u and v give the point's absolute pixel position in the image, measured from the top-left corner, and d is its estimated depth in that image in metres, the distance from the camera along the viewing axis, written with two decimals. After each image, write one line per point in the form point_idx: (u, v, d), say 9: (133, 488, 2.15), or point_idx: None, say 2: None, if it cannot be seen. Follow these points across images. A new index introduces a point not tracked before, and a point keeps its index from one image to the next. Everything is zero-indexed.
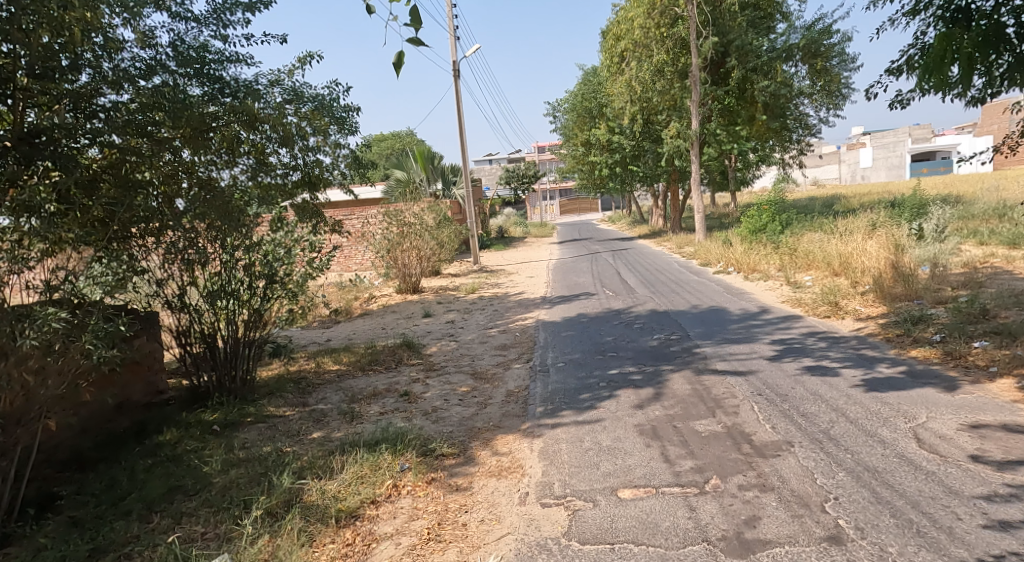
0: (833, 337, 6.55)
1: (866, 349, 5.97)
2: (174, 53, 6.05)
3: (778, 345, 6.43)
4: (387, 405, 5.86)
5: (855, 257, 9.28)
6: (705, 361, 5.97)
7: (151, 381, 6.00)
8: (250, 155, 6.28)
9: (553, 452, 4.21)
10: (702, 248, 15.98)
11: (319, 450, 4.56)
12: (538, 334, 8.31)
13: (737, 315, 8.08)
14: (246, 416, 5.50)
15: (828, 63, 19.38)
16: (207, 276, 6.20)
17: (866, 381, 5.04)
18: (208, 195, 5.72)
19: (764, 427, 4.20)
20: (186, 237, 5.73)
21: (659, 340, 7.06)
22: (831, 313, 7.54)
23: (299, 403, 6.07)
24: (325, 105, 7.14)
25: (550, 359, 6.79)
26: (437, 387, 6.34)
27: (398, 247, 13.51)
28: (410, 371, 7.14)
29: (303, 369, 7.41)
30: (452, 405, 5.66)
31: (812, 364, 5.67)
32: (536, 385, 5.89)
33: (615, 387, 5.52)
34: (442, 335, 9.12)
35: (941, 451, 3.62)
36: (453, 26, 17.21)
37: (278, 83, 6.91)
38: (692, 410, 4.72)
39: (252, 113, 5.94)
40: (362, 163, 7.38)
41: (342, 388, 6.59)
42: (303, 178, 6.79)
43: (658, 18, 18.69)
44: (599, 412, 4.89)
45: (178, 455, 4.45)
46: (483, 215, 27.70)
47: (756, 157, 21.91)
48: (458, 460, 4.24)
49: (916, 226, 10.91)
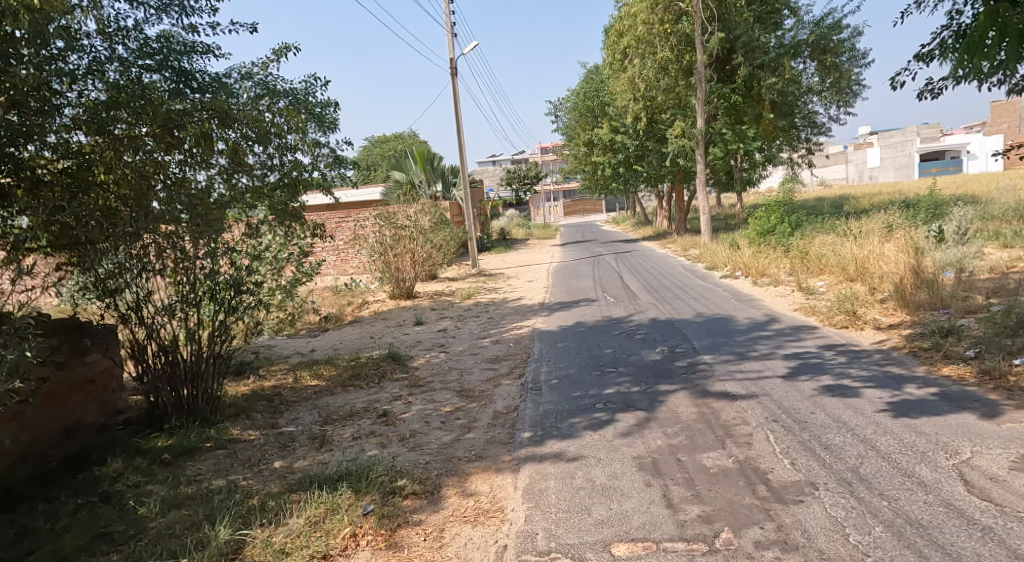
0: (854, 351, 5.98)
1: (892, 365, 5.41)
2: (134, 45, 5.73)
3: (793, 361, 5.86)
4: (362, 428, 5.31)
5: (871, 263, 8.75)
6: (712, 380, 5.41)
7: (107, 401, 5.48)
8: (224, 155, 5.68)
9: (539, 492, 3.68)
10: (707, 251, 15.41)
11: (276, 486, 4.02)
12: (533, 345, 7.77)
13: (745, 325, 7.50)
14: (205, 441, 4.96)
15: (838, 59, 18.77)
16: (176, 286, 5.62)
17: (895, 405, 4.47)
18: (192, 203, 5.25)
19: (780, 463, 3.64)
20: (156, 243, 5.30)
21: (661, 353, 6.50)
22: (849, 323, 6.95)
23: (267, 425, 5.53)
24: (301, 100, 6.66)
25: (543, 375, 6.23)
26: (419, 406, 5.79)
27: (391, 251, 12.93)
28: (393, 387, 6.58)
29: (279, 386, 6.82)
30: (433, 429, 5.11)
31: (831, 384, 5.10)
32: (525, 406, 5.34)
33: (613, 410, 4.95)
34: (432, 345, 8.57)
35: (995, 498, 3.06)
36: (450, 23, 16.76)
37: (248, 76, 6.42)
38: (700, 439, 4.17)
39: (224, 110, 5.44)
40: (345, 162, 6.83)
41: (317, 407, 6.05)
42: (283, 180, 6.27)
43: (662, 14, 18.11)
44: (594, 441, 4.34)
45: (116, 491, 3.91)
46: (485, 216, 27.15)
47: (763, 158, 21.28)
48: (430, 502, 3.71)
49: (936, 227, 10.32)
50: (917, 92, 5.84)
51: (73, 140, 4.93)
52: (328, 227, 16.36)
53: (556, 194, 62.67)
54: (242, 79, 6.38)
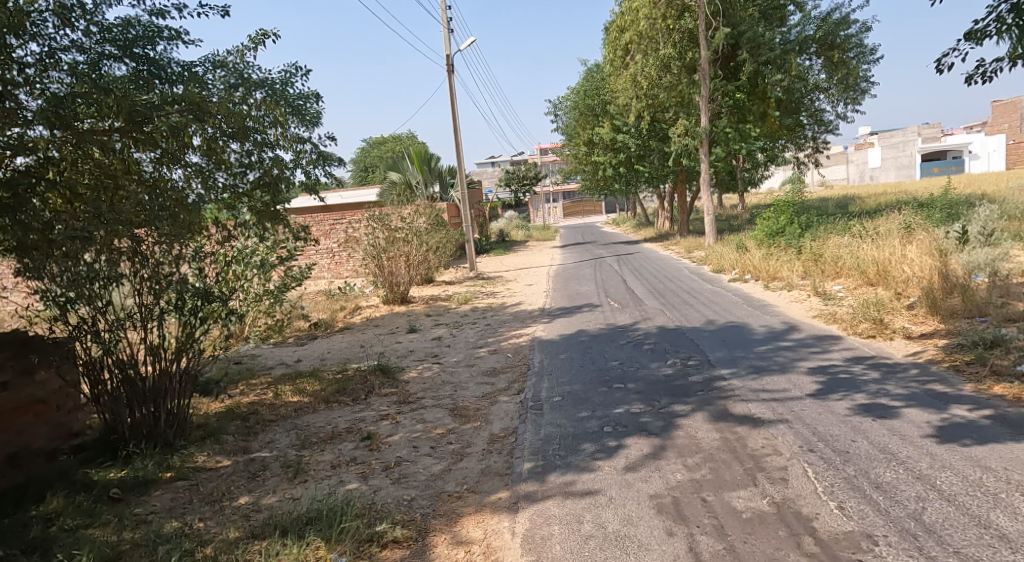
0: (887, 365, 5.42)
1: (932, 383, 4.85)
2: (96, 29, 5.22)
3: (820, 376, 5.30)
4: (343, 454, 4.74)
5: (894, 268, 8.21)
6: (732, 399, 4.86)
7: (62, 422, 4.89)
8: (198, 151, 5.11)
9: (541, 541, 3.17)
10: (715, 253, 14.80)
11: (238, 531, 3.48)
12: (533, 355, 7.22)
13: (762, 334, 6.93)
14: (165, 471, 4.40)
15: (846, 55, 18.14)
16: (141, 295, 4.98)
17: (945, 430, 3.90)
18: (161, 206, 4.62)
19: (826, 507, 3.11)
20: (126, 247, 4.72)
21: (673, 366, 5.94)
22: (876, 332, 6.40)
23: (238, 450, 4.95)
24: (279, 92, 6.12)
25: (544, 392, 5.67)
26: (407, 427, 5.24)
27: (384, 254, 12.33)
28: (380, 404, 6.03)
29: (256, 402, 6.25)
30: (421, 456, 4.55)
31: (867, 403, 4.54)
32: (525, 428, 4.79)
33: (622, 434, 4.39)
34: (425, 355, 8.03)
35: None
36: (447, 19, 16.25)
37: (221, 65, 5.90)
38: (726, 473, 3.61)
39: (198, 103, 4.85)
40: (329, 159, 6.25)
41: (296, 428, 5.49)
42: (262, 179, 5.67)
43: (665, 9, 17.58)
44: (603, 476, 3.79)
45: (47, 538, 3.33)
46: (484, 218, 26.59)
47: (766, 157, 20.84)
48: (414, 553, 3.19)
49: (959, 227, 9.75)
50: (966, 76, 5.37)
51: (29, 133, 4.36)
52: (322, 229, 15.82)
53: (555, 194, 62.13)
54: (214, 69, 5.86)
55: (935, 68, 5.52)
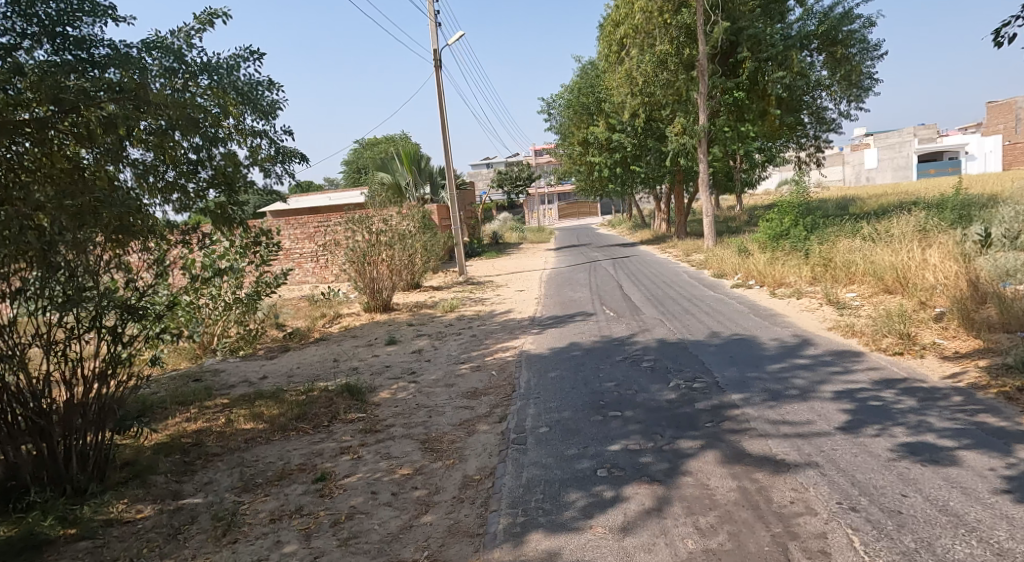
0: (922, 389, 4.70)
1: (980, 413, 4.14)
2: None
3: (848, 403, 4.56)
4: (289, 501, 3.99)
5: (917, 275, 7.51)
6: (747, 434, 4.12)
7: None
8: (143, 146, 4.33)
9: None
10: (715, 256, 14.08)
11: None
12: (520, 373, 6.46)
13: (774, 350, 6.21)
14: (68, 529, 3.66)
15: (848, 51, 17.46)
16: (49, 314, 4.10)
17: (1016, 480, 3.18)
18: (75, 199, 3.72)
19: None
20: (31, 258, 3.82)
21: (677, 390, 5.20)
22: (904, 348, 5.69)
23: (167, 495, 4.20)
24: (229, 79, 5.13)
25: (530, 421, 4.93)
26: (369, 464, 4.49)
27: (365, 258, 11.53)
28: (343, 433, 5.26)
29: (203, 431, 5.50)
30: (378, 507, 3.79)
31: (908, 439, 3.82)
32: (504, 469, 4.05)
33: (619, 480, 3.65)
34: (401, 372, 7.25)
35: None
36: (434, 11, 15.49)
37: (157, 47, 4.70)
38: (749, 541, 2.89)
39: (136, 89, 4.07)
40: (288, 156, 5.46)
41: (241, 465, 4.72)
42: (214, 179, 4.92)
43: (663, 3, 16.78)
44: (596, 541, 3.06)
45: None
46: (475, 220, 25.81)
47: (763, 157, 19.45)
48: None
49: (981, 229, 9.03)
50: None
51: None
52: (306, 230, 15.07)
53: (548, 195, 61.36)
54: (150, 52, 4.65)
55: (994, 40, 4.80)
